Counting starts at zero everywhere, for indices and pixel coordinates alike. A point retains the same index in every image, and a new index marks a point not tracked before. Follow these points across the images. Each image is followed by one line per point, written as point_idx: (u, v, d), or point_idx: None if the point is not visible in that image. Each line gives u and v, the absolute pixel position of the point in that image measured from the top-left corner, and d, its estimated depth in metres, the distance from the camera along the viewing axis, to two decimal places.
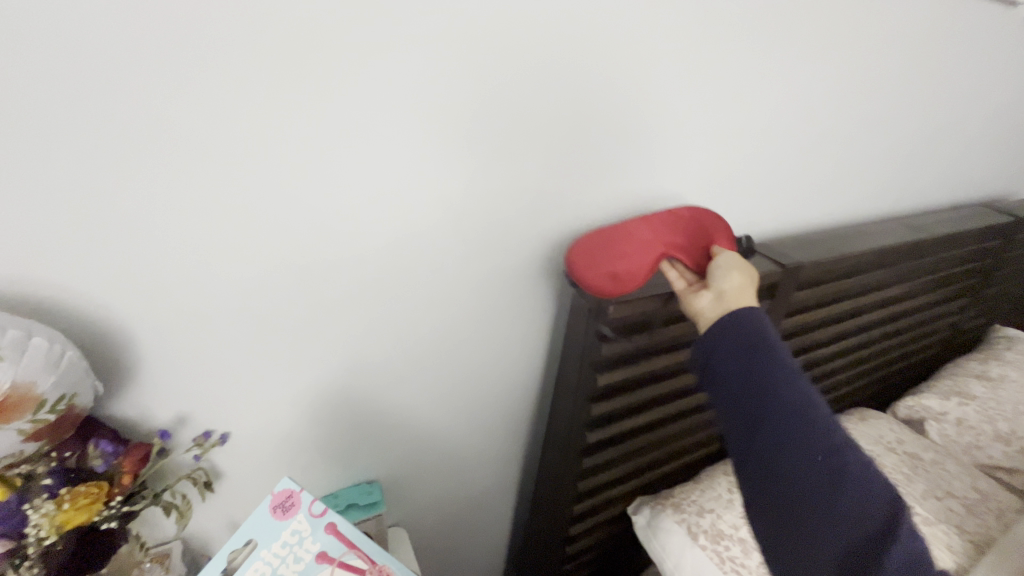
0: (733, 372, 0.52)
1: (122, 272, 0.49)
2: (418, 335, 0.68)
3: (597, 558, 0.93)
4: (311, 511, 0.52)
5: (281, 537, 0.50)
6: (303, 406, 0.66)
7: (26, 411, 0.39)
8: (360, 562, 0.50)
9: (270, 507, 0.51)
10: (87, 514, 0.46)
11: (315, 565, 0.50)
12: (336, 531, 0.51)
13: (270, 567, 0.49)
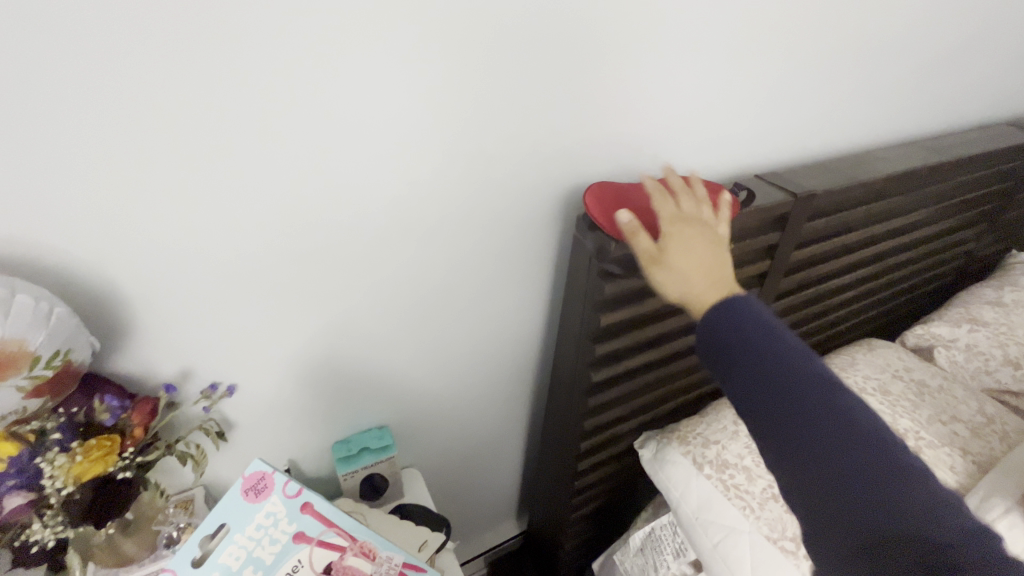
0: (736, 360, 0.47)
1: (98, 228, 0.46)
2: (417, 282, 0.67)
3: (606, 489, 0.97)
4: (286, 492, 0.54)
5: (256, 519, 0.54)
6: (308, 359, 0.66)
7: (23, 366, 0.39)
8: (339, 539, 0.55)
9: (243, 490, 0.54)
10: (101, 465, 0.46)
11: (291, 544, 0.54)
12: (312, 511, 0.55)
13: (246, 548, 0.53)
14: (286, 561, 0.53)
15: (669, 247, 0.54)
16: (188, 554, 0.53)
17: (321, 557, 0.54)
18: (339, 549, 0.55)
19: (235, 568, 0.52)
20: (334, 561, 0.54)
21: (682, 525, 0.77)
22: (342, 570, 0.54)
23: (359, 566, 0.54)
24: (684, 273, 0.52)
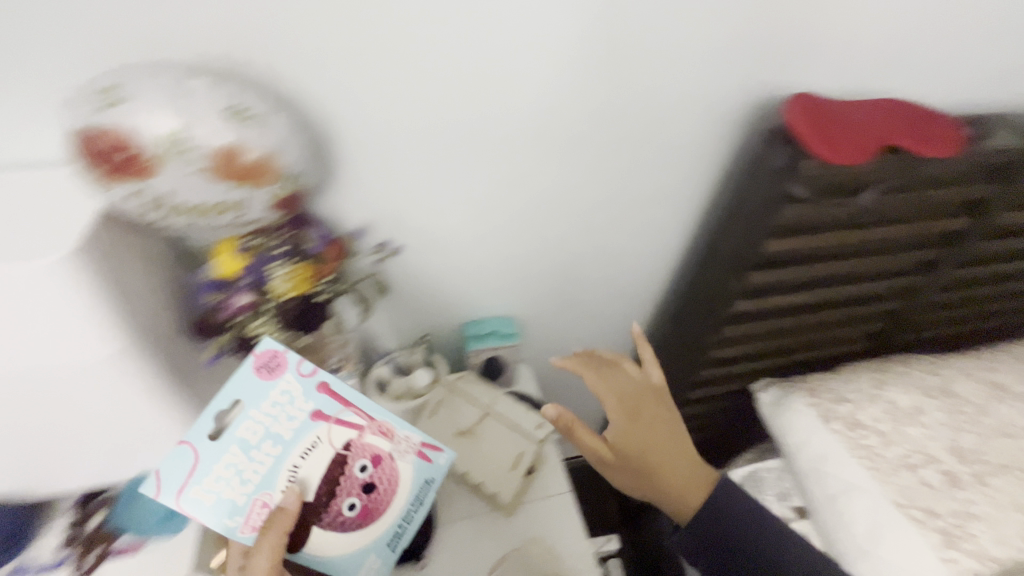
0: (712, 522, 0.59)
1: (325, 71, 0.50)
2: (578, 178, 0.67)
3: (707, 424, 0.97)
4: (301, 370, 0.49)
5: (271, 395, 0.48)
6: (465, 235, 0.70)
7: (273, 178, 0.43)
8: (359, 418, 0.52)
9: (252, 366, 0.48)
10: (302, 278, 0.54)
11: (310, 422, 0.50)
12: (328, 391, 0.50)
13: (262, 424, 0.48)
14: (304, 438, 0.50)
15: (634, 433, 0.59)
16: (199, 431, 0.46)
17: (342, 436, 0.51)
18: (358, 427, 0.52)
19: (254, 442, 0.48)
20: (352, 439, 0.52)
21: (793, 470, 0.76)
22: (361, 447, 0.53)
23: (377, 445, 0.54)
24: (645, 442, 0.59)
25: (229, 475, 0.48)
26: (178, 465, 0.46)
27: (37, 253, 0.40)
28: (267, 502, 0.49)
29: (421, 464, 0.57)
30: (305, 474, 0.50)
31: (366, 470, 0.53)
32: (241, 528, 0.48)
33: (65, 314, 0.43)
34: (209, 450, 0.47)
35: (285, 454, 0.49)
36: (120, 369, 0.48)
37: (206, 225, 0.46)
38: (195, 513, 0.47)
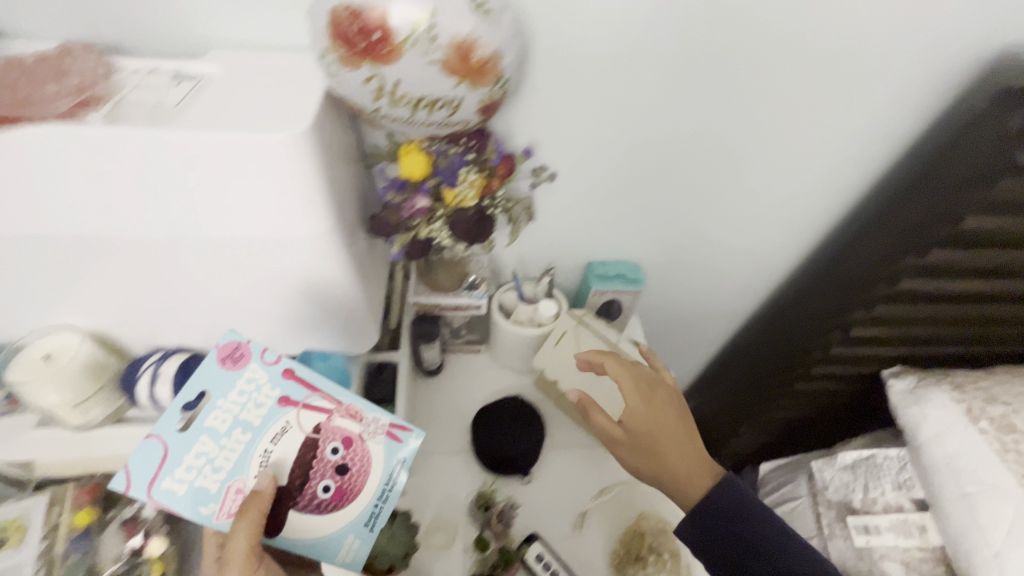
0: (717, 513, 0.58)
1: None
2: (755, 123, 0.62)
3: (814, 406, 0.94)
4: (266, 360, 0.51)
5: (236, 385, 0.49)
6: (621, 171, 0.68)
7: (490, 83, 0.44)
8: (325, 402, 0.52)
9: (217, 358, 0.50)
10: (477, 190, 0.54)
11: (277, 407, 0.50)
12: (296, 375, 0.52)
13: (231, 412, 0.49)
14: (273, 423, 0.50)
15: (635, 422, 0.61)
16: (167, 422, 0.47)
17: (311, 419, 0.51)
18: (326, 411, 0.51)
19: (223, 431, 0.48)
20: (322, 422, 0.51)
21: (918, 462, 0.72)
22: (331, 430, 0.51)
23: (347, 426, 0.52)
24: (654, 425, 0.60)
25: (201, 464, 0.47)
26: (148, 457, 0.46)
27: (272, 131, 0.43)
28: (241, 487, 0.47)
29: (392, 445, 0.53)
30: (279, 459, 0.49)
31: (338, 452, 0.51)
32: (217, 515, 0.46)
33: (284, 193, 0.46)
34: (178, 439, 0.47)
35: (256, 441, 0.49)
36: (313, 252, 0.52)
37: (415, 121, 0.47)
38: (167, 506, 0.45)
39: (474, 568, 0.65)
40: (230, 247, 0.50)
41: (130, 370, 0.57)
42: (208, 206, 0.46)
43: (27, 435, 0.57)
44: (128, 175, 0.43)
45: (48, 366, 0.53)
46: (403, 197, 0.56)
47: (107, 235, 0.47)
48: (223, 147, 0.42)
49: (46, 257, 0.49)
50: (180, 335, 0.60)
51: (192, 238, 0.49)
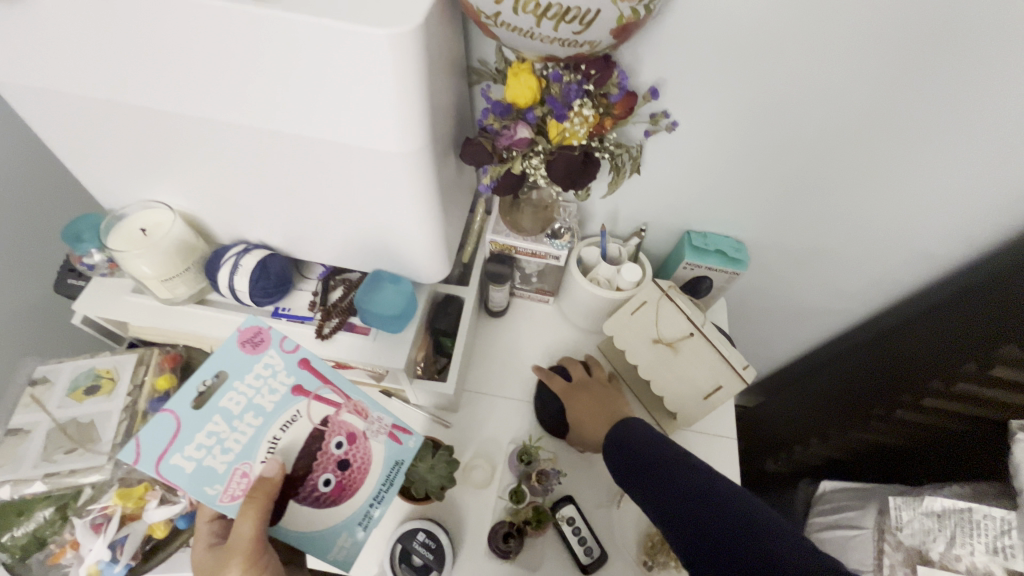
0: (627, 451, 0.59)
1: None
2: (952, 97, 0.49)
3: (911, 443, 0.82)
4: (284, 347, 0.52)
5: (254, 369, 0.51)
6: (758, 133, 0.58)
7: None
8: (335, 396, 0.54)
9: (237, 341, 0.51)
10: (585, 128, 0.47)
11: (290, 396, 0.52)
12: (311, 365, 0.53)
13: (245, 395, 0.50)
14: (285, 411, 0.51)
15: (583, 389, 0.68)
16: (181, 398, 0.48)
17: (321, 411, 0.53)
18: (334, 405, 0.53)
19: (234, 414, 0.49)
20: (330, 415, 0.53)
21: None
22: (338, 424, 0.53)
23: (352, 422, 0.54)
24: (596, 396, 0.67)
25: (211, 444, 0.48)
26: (159, 430, 0.47)
27: (377, 25, 0.38)
28: (247, 472, 0.48)
29: (393, 444, 0.56)
30: (285, 446, 0.51)
31: (341, 446, 0.53)
32: (221, 498, 0.47)
33: (378, 101, 0.42)
34: (192, 417, 0.48)
35: (266, 426, 0.50)
36: (398, 171, 0.48)
37: (536, 35, 0.40)
38: (173, 482, 0.46)
39: (506, 513, 0.66)
40: (318, 151, 0.47)
41: (214, 258, 0.59)
42: (301, 103, 0.43)
43: (125, 298, 0.61)
44: (227, 56, 0.41)
45: (146, 240, 0.55)
46: (503, 124, 0.50)
47: (203, 118, 0.46)
48: (322, 38, 0.38)
49: (146, 130, 0.49)
50: (263, 231, 0.60)
51: (281, 136, 0.46)
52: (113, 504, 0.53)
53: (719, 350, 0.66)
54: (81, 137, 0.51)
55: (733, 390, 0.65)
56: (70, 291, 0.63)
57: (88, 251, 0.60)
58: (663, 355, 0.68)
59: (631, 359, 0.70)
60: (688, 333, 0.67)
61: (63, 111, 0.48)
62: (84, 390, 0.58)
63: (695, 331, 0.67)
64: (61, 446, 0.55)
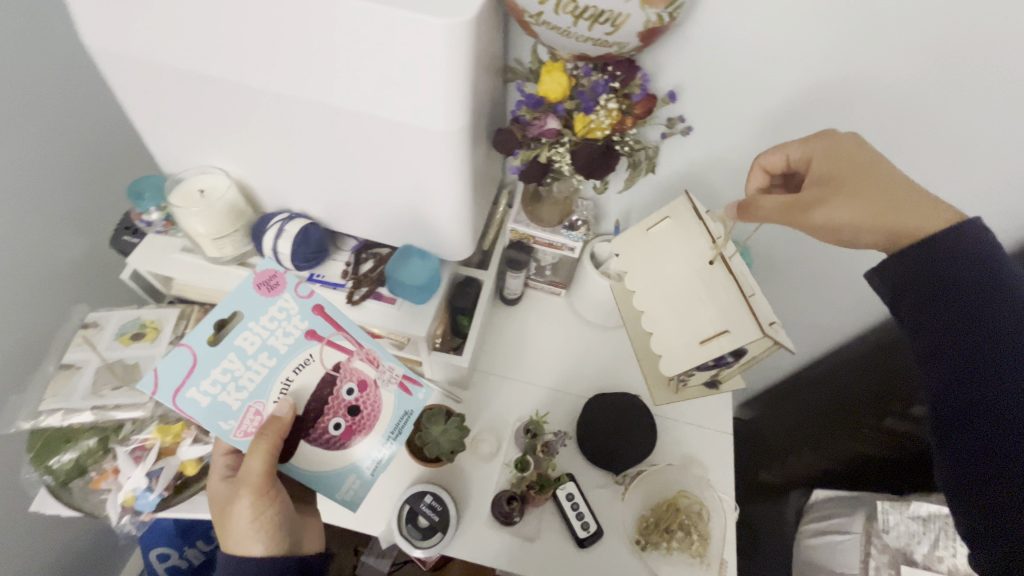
0: (944, 283, 0.46)
1: None
2: (945, 117, 0.54)
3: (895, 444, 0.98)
4: (298, 293, 0.57)
5: (269, 311, 0.55)
6: (765, 142, 0.63)
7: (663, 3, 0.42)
8: (346, 343, 0.58)
9: (254, 284, 0.55)
10: (606, 125, 0.53)
11: (303, 340, 0.56)
12: (323, 313, 0.57)
13: (260, 336, 0.55)
14: (298, 353, 0.56)
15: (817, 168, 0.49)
16: (198, 336, 0.52)
17: (332, 357, 0.58)
18: (345, 352, 0.58)
19: (248, 352, 0.54)
20: (341, 361, 0.58)
21: None
22: (349, 370, 0.59)
23: (362, 370, 0.59)
24: (830, 164, 0.48)
25: (225, 380, 0.53)
26: (178, 365, 0.52)
27: (437, 15, 0.43)
28: (259, 410, 0.54)
29: (402, 395, 0.62)
30: (297, 388, 0.57)
31: (352, 392, 0.59)
32: (235, 430, 0.54)
33: (429, 81, 0.47)
34: (208, 353, 0.53)
35: (279, 367, 0.55)
36: (437, 147, 0.53)
37: (572, 34, 0.46)
38: (189, 412, 0.52)
39: (510, 484, 0.69)
40: (367, 125, 0.53)
41: (260, 224, 0.64)
42: (358, 79, 0.48)
43: (174, 256, 0.66)
44: (302, 35, 0.46)
45: (202, 200, 0.61)
46: (534, 116, 0.56)
47: (271, 91, 0.52)
48: (385, 24, 0.44)
49: (215, 99, 0.55)
50: (306, 201, 0.66)
51: (337, 110, 0.52)
52: (152, 437, 0.58)
53: (742, 289, 0.53)
54: (158, 102, 0.57)
55: (741, 337, 0.51)
56: (123, 247, 0.68)
57: (147, 208, 0.65)
58: (669, 281, 0.60)
59: (632, 274, 0.64)
60: (706, 262, 0.55)
61: (148, 76, 0.54)
62: (130, 335, 0.64)
63: (716, 259, 0.55)
64: (108, 382, 0.60)
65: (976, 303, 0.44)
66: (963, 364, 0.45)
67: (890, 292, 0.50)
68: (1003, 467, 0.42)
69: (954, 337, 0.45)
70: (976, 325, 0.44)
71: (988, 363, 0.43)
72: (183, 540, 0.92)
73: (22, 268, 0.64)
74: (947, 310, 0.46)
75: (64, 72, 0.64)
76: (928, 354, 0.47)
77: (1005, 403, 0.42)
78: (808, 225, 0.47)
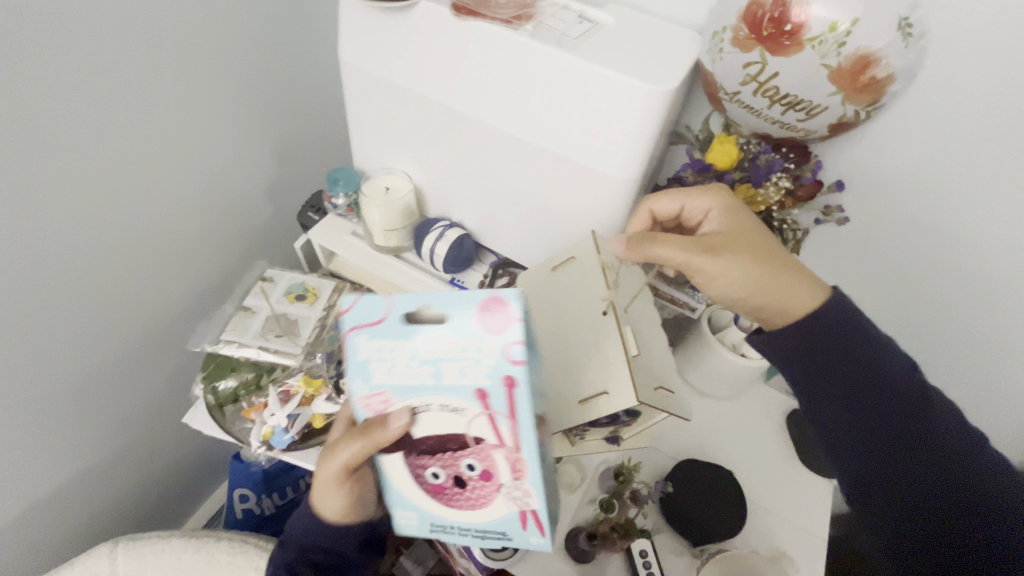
0: (825, 360, 0.46)
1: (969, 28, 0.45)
2: None
3: None
4: (510, 351, 0.34)
5: (469, 335, 0.34)
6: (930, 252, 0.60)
7: (862, 102, 0.45)
8: (505, 431, 0.38)
9: (482, 303, 0.34)
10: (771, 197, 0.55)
11: (472, 395, 0.37)
12: (512, 395, 0.36)
13: (442, 351, 0.35)
14: (457, 397, 0.37)
15: (715, 223, 0.51)
16: (403, 303, 0.35)
17: (480, 430, 0.39)
18: (501, 435, 0.39)
19: (421, 358, 0.36)
20: (486, 441, 0.40)
21: None
22: (485, 452, 0.40)
23: (497, 466, 0.41)
24: (735, 219, 0.50)
25: (382, 359, 0.37)
26: (364, 303, 0.36)
27: (643, 79, 0.49)
28: (385, 402, 0.39)
29: (515, 520, 0.46)
30: (433, 420, 0.40)
31: (471, 470, 0.42)
32: (357, 398, 0.39)
33: (614, 132, 0.53)
34: (397, 325, 0.36)
35: (434, 392, 0.37)
36: (607, 192, 0.58)
37: (762, 115, 0.49)
38: (344, 307, 0.36)
39: (586, 519, 0.70)
40: (542, 159, 0.59)
41: (424, 226, 0.74)
42: (551, 120, 0.55)
43: (344, 237, 0.77)
44: (517, 77, 0.55)
45: (386, 195, 0.71)
46: (697, 179, 0.59)
47: (470, 116, 0.60)
48: (594, 79, 0.51)
49: (422, 114, 0.65)
50: (464, 213, 0.74)
51: (521, 142, 0.59)
52: (298, 386, 0.67)
53: (628, 349, 0.48)
54: (375, 109, 0.68)
55: (617, 399, 0.46)
56: (304, 221, 0.80)
57: (337, 194, 0.78)
58: (559, 326, 0.54)
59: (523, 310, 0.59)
60: (597, 312, 0.50)
61: (375, 88, 0.65)
62: (295, 295, 0.74)
63: (608, 311, 0.50)
64: (274, 329, 0.70)
65: (851, 364, 0.45)
66: (874, 429, 0.44)
67: (780, 360, 0.48)
68: (956, 520, 0.41)
69: (848, 420, 0.45)
70: (861, 399, 0.44)
71: (884, 433, 0.44)
72: (263, 488, 0.99)
73: (224, 215, 0.79)
74: (845, 382, 0.45)
75: (296, 70, 0.79)
76: (839, 430, 0.45)
77: (919, 448, 0.43)
78: (705, 269, 0.49)
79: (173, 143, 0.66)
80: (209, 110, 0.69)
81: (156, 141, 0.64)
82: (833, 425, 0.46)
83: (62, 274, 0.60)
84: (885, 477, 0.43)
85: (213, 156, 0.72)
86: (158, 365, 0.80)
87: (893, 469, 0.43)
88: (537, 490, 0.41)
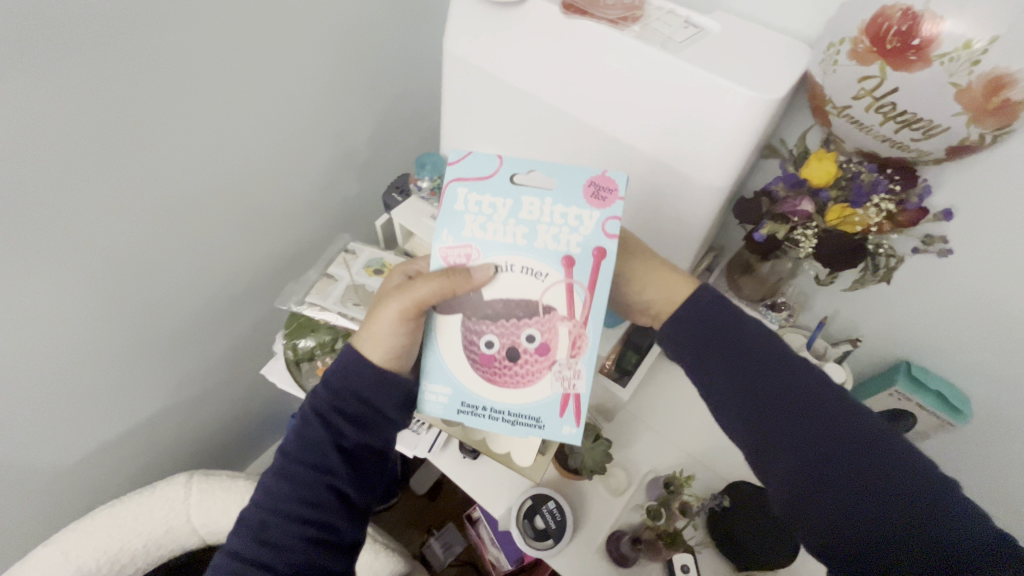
0: (724, 348, 0.47)
1: None
2: None
3: None
4: (604, 227, 0.50)
5: (569, 208, 0.50)
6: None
7: (990, 125, 0.42)
8: (577, 304, 0.50)
9: (591, 180, 0.50)
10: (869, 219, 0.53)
11: (559, 259, 0.50)
12: (598, 262, 0.49)
13: (539, 214, 0.50)
14: (544, 262, 0.50)
15: None
16: (515, 165, 0.51)
17: (554, 297, 0.50)
18: (573, 305, 0.50)
19: (520, 219, 0.50)
20: (556, 312, 0.50)
21: None
22: (551, 323, 0.51)
23: (558, 337, 0.51)
24: None
25: (485, 213, 0.50)
26: (479, 164, 0.51)
27: (744, 85, 0.49)
28: (469, 255, 0.50)
29: (553, 405, 0.51)
30: (507, 280, 0.50)
31: (532, 340, 0.51)
32: (442, 248, 0.50)
33: (706, 136, 0.53)
34: (505, 184, 0.51)
35: (521, 251, 0.50)
36: (690, 196, 0.58)
37: (871, 131, 0.48)
38: (455, 163, 0.51)
39: (631, 524, 0.70)
40: (628, 159, 0.60)
41: None
42: (642, 120, 0.56)
43: (424, 220, 0.80)
44: (614, 77, 0.56)
45: None
46: (788, 194, 0.57)
47: (561, 111, 0.62)
48: (692, 83, 0.51)
49: (514, 106, 0.67)
50: None
51: (609, 141, 0.60)
52: None
53: None
54: (469, 98, 0.71)
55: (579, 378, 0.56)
56: (389, 201, 0.85)
57: (423, 176, 0.82)
58: None
59: None
60: None
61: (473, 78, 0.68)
62: (374, 269, 0.78)
63: None
64: (352, 299, 0.74)
65: (739, 351, 0.47)
66: (785, 423, 0.43)
67: (683, 358, 0.49)
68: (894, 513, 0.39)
69: (757, 415, 0.45)
70: (758, 390, 0.45)
71: (796, 424, 0.43)
72: None
73: (316, 187, 0.85)
74: (741, 364, 0.46)
75: (399, 57, 0.83)
76: (757, 432, 0.44)
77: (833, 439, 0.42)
78: None
79: (283, 117, 0.72)
80: (320, 90, 0.74)
81: (269, 114, 0.70)
82: (748, 427, 0.45)
83: (180, 223, 0.68)
84: (818, 476, 0.41)
85: (315, 132, 0.78)
86: (244, 317, 0.87)
87: (820, 469, 0.41)
88: (589, 367, 0.50)
